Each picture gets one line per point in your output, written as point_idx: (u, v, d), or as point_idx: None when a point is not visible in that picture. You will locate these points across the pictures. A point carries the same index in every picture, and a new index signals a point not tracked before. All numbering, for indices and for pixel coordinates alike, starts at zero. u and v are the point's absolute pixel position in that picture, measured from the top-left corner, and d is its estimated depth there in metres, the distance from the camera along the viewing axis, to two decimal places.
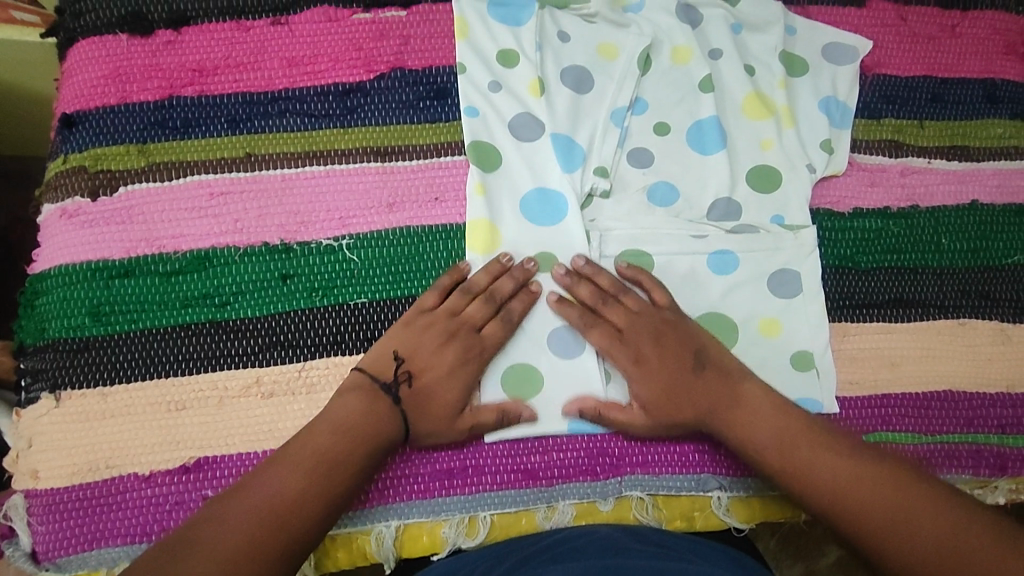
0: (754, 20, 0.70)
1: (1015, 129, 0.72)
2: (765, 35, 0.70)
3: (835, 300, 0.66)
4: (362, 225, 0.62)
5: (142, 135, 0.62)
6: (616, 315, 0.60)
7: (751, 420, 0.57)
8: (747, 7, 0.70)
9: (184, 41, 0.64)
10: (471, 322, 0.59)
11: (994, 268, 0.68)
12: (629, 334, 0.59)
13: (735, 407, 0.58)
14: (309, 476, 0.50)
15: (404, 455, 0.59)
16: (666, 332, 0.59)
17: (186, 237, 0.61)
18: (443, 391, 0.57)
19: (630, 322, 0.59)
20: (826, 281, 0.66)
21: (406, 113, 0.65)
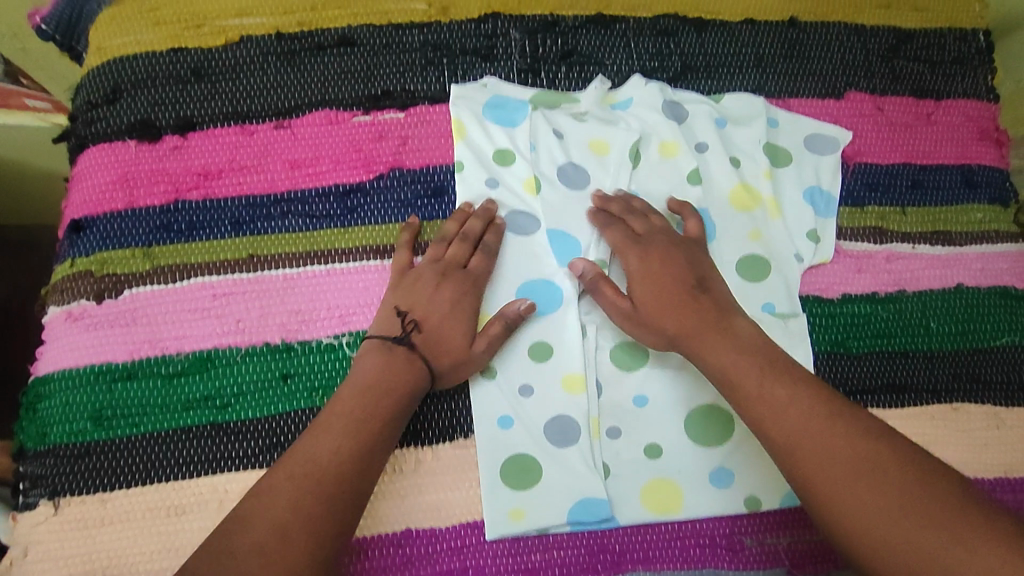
0: (737, 115, 0.73)
1: (994, 213, 0.74)
2: (750, 129, 0.72)
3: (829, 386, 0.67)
4: (362, 322, 0.64)
5: (147, 239, 0.64)
6: (637, 223, 0.66)
7: (736, 350, 0.59)
8: (730, 103, 0.73)
9: (189, 146, 0.66)
10: (456, 261, 0.64)
11: (983, 350, 0.69)
12: (644, 239, 0.65)
13: (722, 330, 0.60)
14: (344, 439, 0.55)
15: (405, 557, 0.59)
16: (680, 249, 0.65)
17: (188, 339, 0.62)
18: (449, 329, 0.61)
19: (648, 231, 0.66)
20: (820, 366, 0.67)
21: (404, 212, 0.67)
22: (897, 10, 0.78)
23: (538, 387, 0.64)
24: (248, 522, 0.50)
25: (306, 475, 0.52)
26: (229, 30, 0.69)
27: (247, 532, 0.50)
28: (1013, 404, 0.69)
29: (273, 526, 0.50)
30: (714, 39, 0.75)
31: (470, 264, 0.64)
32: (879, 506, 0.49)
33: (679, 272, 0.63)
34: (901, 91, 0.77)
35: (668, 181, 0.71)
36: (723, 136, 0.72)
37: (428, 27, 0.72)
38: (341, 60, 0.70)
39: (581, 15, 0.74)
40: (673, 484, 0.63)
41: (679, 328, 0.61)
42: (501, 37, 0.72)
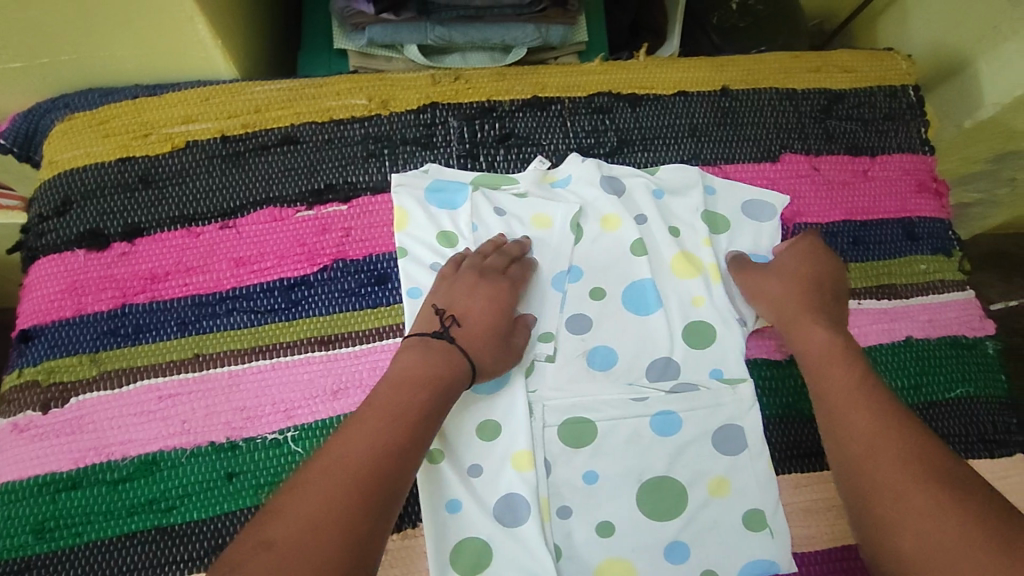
0: (674, 185, 0.74)
1: (938, 263, 0.75)
2: (686, 197, 0.74)
3: (778, 453, 0.67)
4: (306, 415, 0.64)
5: (94, 344, 0.65)
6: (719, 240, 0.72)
7: (832, 333, 0.64)
8: (667, 174, 0.75)
9: (137, 251, 0.68)
10: (493, 268, 0.67)
11: (938, 403, 0.69)
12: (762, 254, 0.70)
13: (827, 315, 0.65)
14: (376, 432, 0.52)
15: None
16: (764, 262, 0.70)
17: (133, 443, 0.62)
18: (485, 322, 0.63)
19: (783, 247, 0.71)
20: (770, 431, 0.68)
21: (348, 301, 0.68)
22: (826, 73, 0.80)
23: (488, 470, 0.63)
24: (277, 518, 0.47)
25: (339, 471, 0.49)
26: (175, 137, 0.72)
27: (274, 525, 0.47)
28: (974, 456, 0.67)
29: (307, 515, 0.47)
30: (649, 112, 0.77)
31: (516, 276, 0.67)
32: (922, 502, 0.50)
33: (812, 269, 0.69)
34: (836, 150, 0.78)
35: (608, 253, 0.72)
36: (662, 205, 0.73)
37: (369, 121, 0.74)
38: (284, 158, 0.72)
39: (517, 99, 0.76)
40: (626, 564, 0.62)
41: (776, 304, 0.67)
42: (439, 125, 0.75)
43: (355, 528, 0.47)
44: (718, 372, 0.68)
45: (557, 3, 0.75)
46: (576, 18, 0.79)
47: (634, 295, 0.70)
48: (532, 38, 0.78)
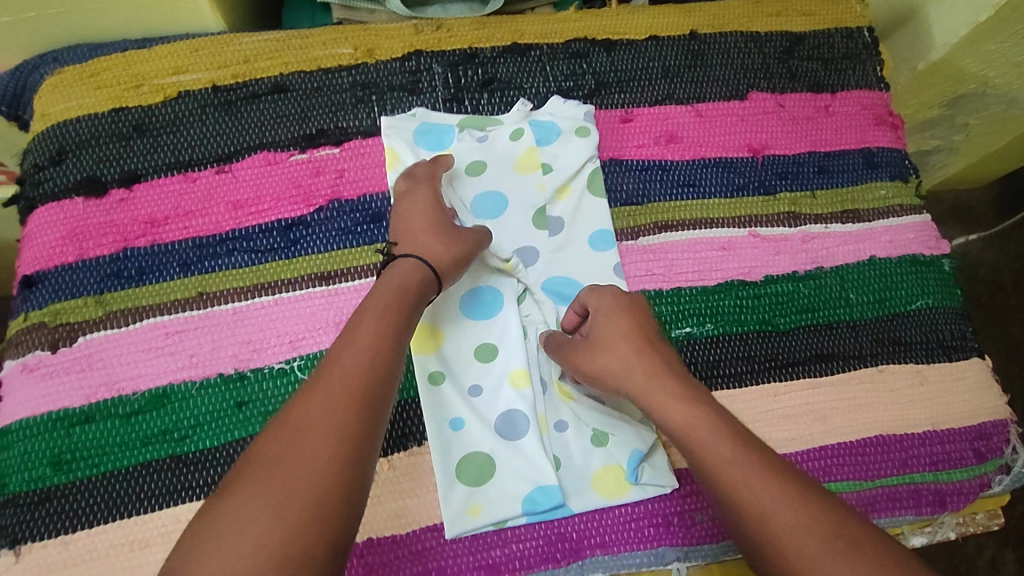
0: (546, 136, 0.76)
1: (897, 189, 0.80)
2: (554, 132, 0.76)
3: (704, 371, 0.70)
4: (311, 346, 0.66)
5: (99, 287, 0.67)
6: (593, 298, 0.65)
7: (683, 383, 0.59)
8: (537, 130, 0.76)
9: (136, 197, 0.70)
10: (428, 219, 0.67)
11: (901, 314, 0.74)
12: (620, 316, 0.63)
13: (675, 374, 0.60)
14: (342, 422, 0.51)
15: (361, 549, 0.60)
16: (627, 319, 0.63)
17: (143, 378, 0.64)
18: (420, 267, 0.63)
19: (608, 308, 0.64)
20: (695, 349, 0.70)
21: (345, 239, 0.70)
22: (786, 16, 0.85)
23: (488, 386, 0.66)
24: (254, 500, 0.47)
25: (286, 483, 0.47)
26: (168, 87, 0.73)
27: (255, 503, 0.46)
28: (935, 361, 0.73)
29: (268, 501, 0.46)
30: (623, 57, 0.81)
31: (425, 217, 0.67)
32: (788, 508, 0.50)
33: (646, 338, 0.62)
34: (800, 88, 0.83)
35: (483, 194, 0.74)
36: (532, 143, 0.75)
37: (356, 69, 0.77)
38: (275, 106, 0.74)
39: (498, 46, 0.79)
40: (621, 472, 0.64)
41: (617, 366, 0.61)
42: (424, 72, 0.77)
43: (305, 535, 0.46)
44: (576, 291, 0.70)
45: None
46: None
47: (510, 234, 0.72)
48: None
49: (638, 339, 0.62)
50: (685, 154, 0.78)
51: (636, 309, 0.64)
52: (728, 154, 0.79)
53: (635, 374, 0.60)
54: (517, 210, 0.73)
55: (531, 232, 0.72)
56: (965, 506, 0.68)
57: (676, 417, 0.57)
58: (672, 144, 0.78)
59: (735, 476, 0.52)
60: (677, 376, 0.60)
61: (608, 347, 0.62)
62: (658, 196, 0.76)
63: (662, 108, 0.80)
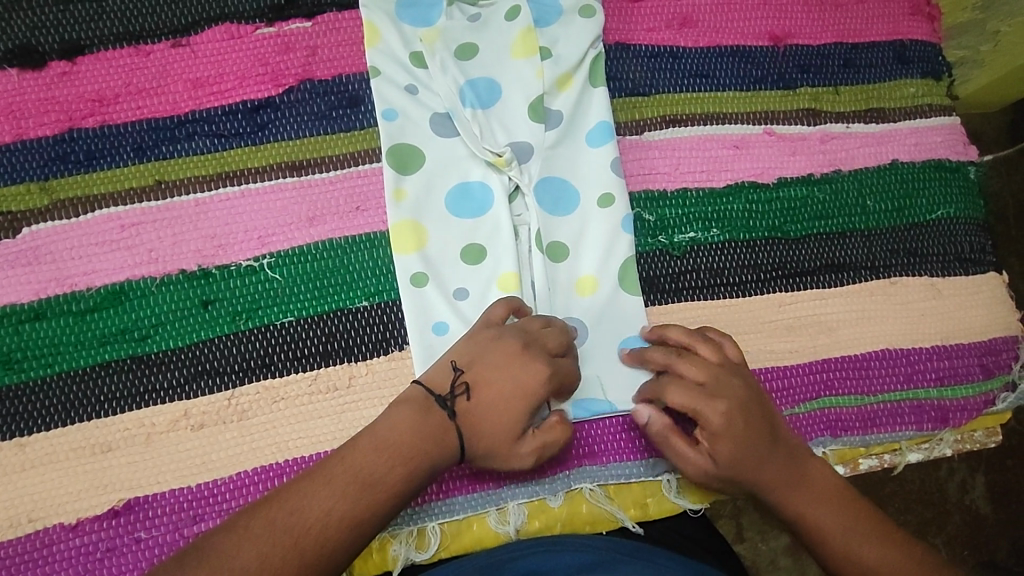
0: (550, 17, 0.67)
1: (927, 87, 0.73)
2: (555, 11, 0.67)
3: (709, 280, 0.65)
4: (282, 242, 0.61)
5: (44, 173, 0.60)
6: (712, 412, 0.56)
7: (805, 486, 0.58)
8: (540, 10, 0.67)
9: (80, 71, 0.62)
10: (542, 344, 0.55)
11: (919, 224, 0.69)
12: (733, 426, 0.56)
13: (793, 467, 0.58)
14: (384, 457, 0.49)
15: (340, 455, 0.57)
16: (747, 439, 0.56)
17: (98, 273, 0.58)
18: (487, 417, 0.53)
19: (727, 420, 0.56)
20: (699, 256, 0.66)
21: (318, 125, 0.63)
22: None
23: (473, 290, 0.61)
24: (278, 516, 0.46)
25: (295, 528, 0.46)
26: None
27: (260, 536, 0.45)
28: (949, 273, 0.68)
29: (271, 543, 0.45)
30: None
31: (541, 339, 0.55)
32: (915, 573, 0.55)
33: (768, 428, 0.57)
34: None
35: (475, 79, 0.65)
36: (530, 24, 0.66)
37: None
38: None
39: None
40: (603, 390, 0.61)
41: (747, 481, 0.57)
42: None
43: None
44: (572, 196, 0.65)
45: None
46: None
47: (504, 128, 0.64)
48: None
49: (764, 450, 0.57)
50: (700, 41, 0.70)
51: (753, 414, 0.57)
52: (747, 43, 0.71)
53: (766, 471, 0.57)
54: (513, 102, 0.65)
55: (530, 128, 0.64)
56: (967, 423, 0.66)
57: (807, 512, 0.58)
58: (686, 29, 0.70)
59: None
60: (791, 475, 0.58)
61: (738, 452, 0.56)
62: (667, 87, 0.69)
63: None
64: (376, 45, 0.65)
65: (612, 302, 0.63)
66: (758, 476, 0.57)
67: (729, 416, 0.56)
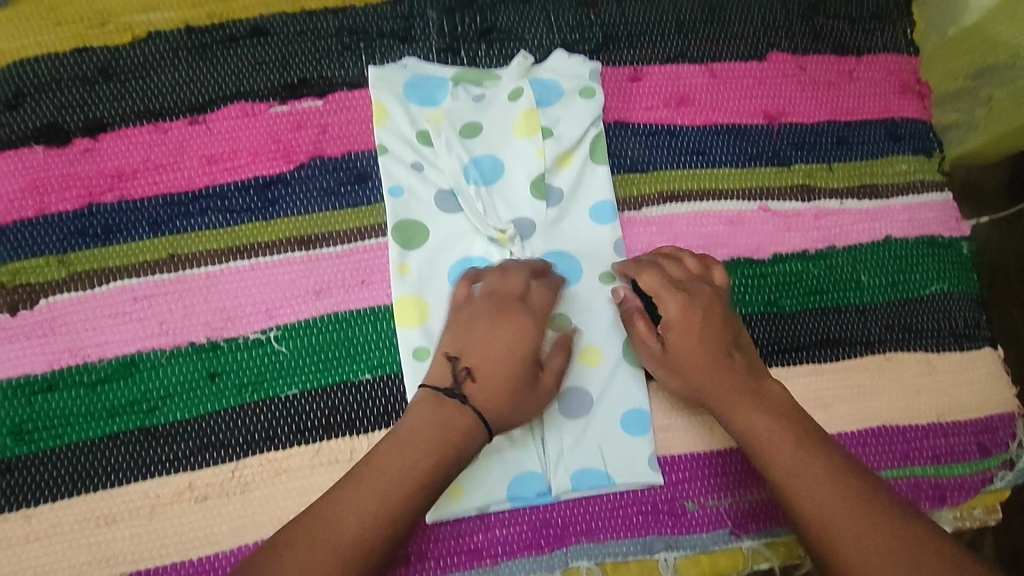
0: (553, 98, 0.70)
1: (919, 164, 0.75)
2: (557, 92, 0.70)
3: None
4: (289, 315, 0.63)
5: (62, 246, 0.62)
6: (673, 305, 0.60)
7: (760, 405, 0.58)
8: (543, 91, 0.70)
9: (101, 148, 0.64)
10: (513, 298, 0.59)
11: (914, 300, 0.70)
12: (692, 318, 0.60)
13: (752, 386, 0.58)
14: (408, 457, 0.52)
15: None
16: (702, 333, 0.60)
17: (110, 345, 0.60)
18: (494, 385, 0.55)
19: (686, 311, 0.60)
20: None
21: (327, 200, 0.66)
22: None
23: None
24: (316, 521, 0.50)
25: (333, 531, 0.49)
26: (135, 27, 0.67)
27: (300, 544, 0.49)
28: (944, 349, 0.69)
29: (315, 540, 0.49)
30: (634, 8, 0.74)
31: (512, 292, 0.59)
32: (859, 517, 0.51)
33: (730, 340, 0.60)
34: (822, 49, 0.76)
35: (479, 156, 0.67)
36: (532, 105, 0.68)
37: (342, 13, 0.70)
38: (254, 51, 0.68)
39: None
40: (603, 465, 0.61)
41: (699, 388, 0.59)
42: (417, 18, 0.71)
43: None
44: (574, 270, 0.66)
45: None
46: None
47: (506, 204, 0.66)
48: None
49: (719, 354, 0.59)
50: (696, 119, 0.73)
51: (713, 310, 0.61)
52: (742, 121, 0.73)
53: (717, 377, 0.59)
54: (514, 178, 0.67)
55: (531, 205, 0.66)
56: (965, 502, 0.66)
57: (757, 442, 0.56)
58: (683, 108, 0.73)
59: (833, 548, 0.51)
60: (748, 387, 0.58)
61: (694, 344, 0.59)
62: (664, 164, 0.71)
63: (674, 67, 0.74)
64: (384, 123, 0.67)
65: (612, 377, 0.63)
66: (711, 381, 0.59)
67: (688, 311, 0.60)
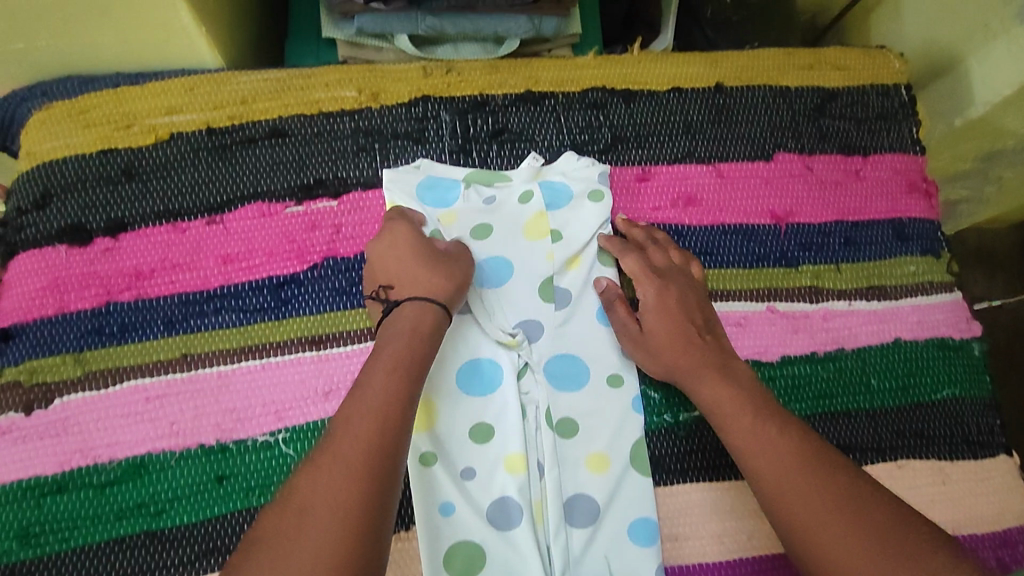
0: (560, 200, 0.72)
1: (927, 265, 0.75)
2: (564, 195, 0.72)
3: (714, 460, 0.67)
4: (298, 416, 0.63)
5: (78, 344, 0.63)
6: (649, 290, 0.66)
7: (730, 382, 0.61)
8: (551, 194, 0.72)
9: (121, 247, 0.66)
10: None
11: (925, 404, 0.70)
12: (666, 302, 0.65)
13: (720, 362, 0.62)
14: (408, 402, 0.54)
15: None
16: (674, 314, 0.64)
17: (120, 445, 0.61)
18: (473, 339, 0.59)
19: (659, 293, 0.65)
20: (705, 434, 0.67)
21: (339, 300, 0.67)
22: (819, 70, 0.80)
23: (479, 468, 0.63)
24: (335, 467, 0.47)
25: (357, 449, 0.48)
26: (159, 128, 0.69)
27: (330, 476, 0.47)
28: (957, 458, 0.69)
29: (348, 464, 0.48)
30: (642, 109, 0.76)
31: None
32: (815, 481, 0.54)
33: (699, 323, 0.65)
34: (829, 149, 0.78)
35: (488, 258, 0.69)
36: (540, 209, 0.71)
37: (358, 114, 0.72)
38: (273, 152, 0.70)
39: (510, 93, 0.75)
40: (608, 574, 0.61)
41: (669, 365, 0.63)
42: (431, 119, 0.73)
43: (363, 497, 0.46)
44: (581, 372, 0.67)
45: None
46: (569, 10, 0.78)
47: (516, 305, 0.68)
48: (524, 30, 0.77)
49: (689, 333, 0.64)
50: (704, 219, 0.74)
51: (685, 292, 0.66)
52: (749, 220, 0.74)
53: (689, 356, 0.63)
54: (524, 280, 0.69)
55: (541, 307, 0.68)
56: None
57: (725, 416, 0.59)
58: (690, 207, 0.74)
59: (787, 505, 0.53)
60: (717, 361, 0.62)
61: (670, 323, 0.64)
62: None
63: (681, 167, 0.75)
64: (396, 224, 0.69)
65: (618, 482, 0.64)
66: (683, 362, 0.63)
67: (662, 297, 0.65)
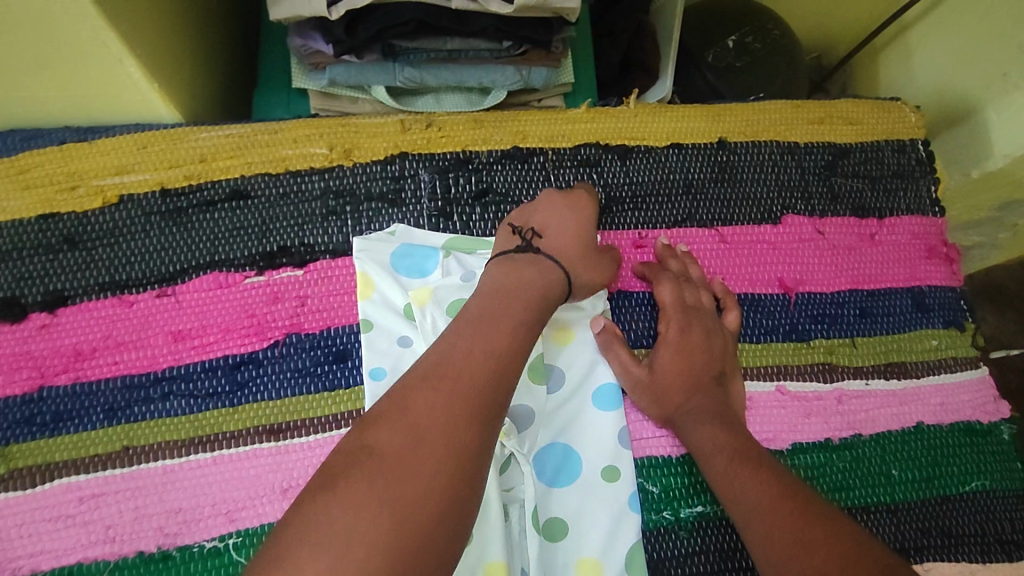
0: None
1: (950, 338, 0.69)
2: None
3: (719, 564, 0.59)
4: (250, 517, 0.56)
5: (6, 436, 0.57)
6: (672, 323, 0.63)
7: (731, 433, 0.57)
8: None
9: (59, 323, 0.60)
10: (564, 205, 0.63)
11: (951, 498, 0.63)
12: (688, 341, 0.62)
13: (730, 414, 0.59)
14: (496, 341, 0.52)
15: None
16: (694, 354, 0.62)
17: (46, 555, 0.54)
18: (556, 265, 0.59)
19: (682, 330, 0.63)
20: (709, 534, 0.60)
21: (302, 383, 0.60)
22: (830, 125, 0.74)
23: None
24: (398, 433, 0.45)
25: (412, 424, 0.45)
26: (107, 190, 0.63)
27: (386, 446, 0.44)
28: (988, 560, 0.62)
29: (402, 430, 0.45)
30: (639, 166, 0.70)
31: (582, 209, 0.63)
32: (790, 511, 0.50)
33: (717, 372, 0.62)
34: (842, 211, 0.72)
35: None
36: None
37: (329, 173, 0.66)
38: (232, 216, 0.64)
39: (495, 150, 0.68)
40: None
41: (674, 405, 0.60)
42: (409, 179, 0.67)
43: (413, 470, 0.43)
44: (570, 464, 0.60)
45: (539, 46, 0.69)
46: (560, 60, 0.72)
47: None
48: (512, 82, 0.71)
49: (706, 380, 0.61)
50: None
51: (705, 334, 0.63)
52: (756, 290, 0.68)
53: (700, 400, 0.60)
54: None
55: (532, 390, 0.60)
56: None
57: (719, 471, 0.56)
58: None
59: (766, 534, 0.50)
60: (727, 414, 0.59)
61: (687, 362, 0.61)
62: None
63: (681, 231, 0.69)
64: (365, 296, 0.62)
65: None
66: (697, 404, 0.59)
67: (684, 334, 0.62)
